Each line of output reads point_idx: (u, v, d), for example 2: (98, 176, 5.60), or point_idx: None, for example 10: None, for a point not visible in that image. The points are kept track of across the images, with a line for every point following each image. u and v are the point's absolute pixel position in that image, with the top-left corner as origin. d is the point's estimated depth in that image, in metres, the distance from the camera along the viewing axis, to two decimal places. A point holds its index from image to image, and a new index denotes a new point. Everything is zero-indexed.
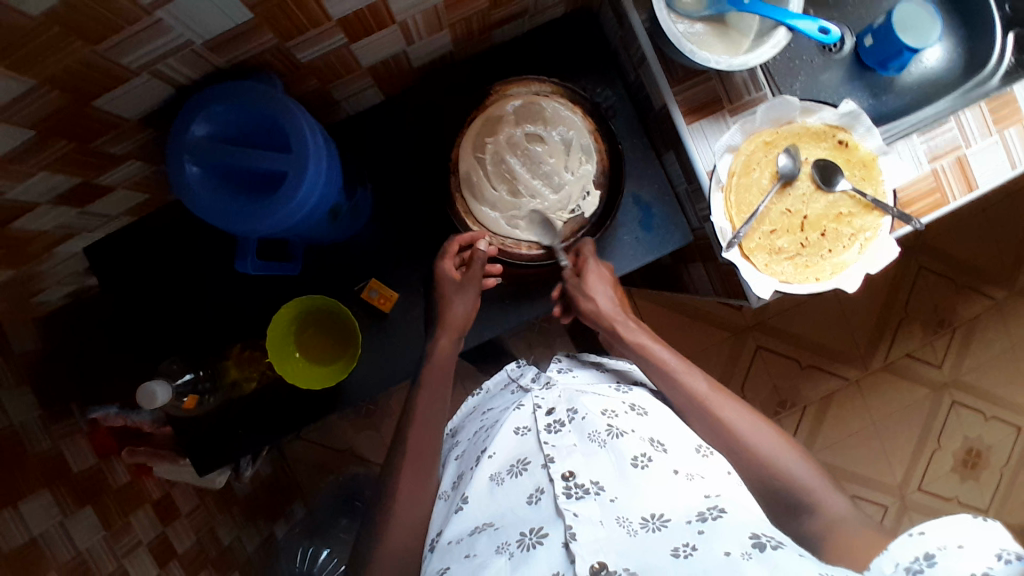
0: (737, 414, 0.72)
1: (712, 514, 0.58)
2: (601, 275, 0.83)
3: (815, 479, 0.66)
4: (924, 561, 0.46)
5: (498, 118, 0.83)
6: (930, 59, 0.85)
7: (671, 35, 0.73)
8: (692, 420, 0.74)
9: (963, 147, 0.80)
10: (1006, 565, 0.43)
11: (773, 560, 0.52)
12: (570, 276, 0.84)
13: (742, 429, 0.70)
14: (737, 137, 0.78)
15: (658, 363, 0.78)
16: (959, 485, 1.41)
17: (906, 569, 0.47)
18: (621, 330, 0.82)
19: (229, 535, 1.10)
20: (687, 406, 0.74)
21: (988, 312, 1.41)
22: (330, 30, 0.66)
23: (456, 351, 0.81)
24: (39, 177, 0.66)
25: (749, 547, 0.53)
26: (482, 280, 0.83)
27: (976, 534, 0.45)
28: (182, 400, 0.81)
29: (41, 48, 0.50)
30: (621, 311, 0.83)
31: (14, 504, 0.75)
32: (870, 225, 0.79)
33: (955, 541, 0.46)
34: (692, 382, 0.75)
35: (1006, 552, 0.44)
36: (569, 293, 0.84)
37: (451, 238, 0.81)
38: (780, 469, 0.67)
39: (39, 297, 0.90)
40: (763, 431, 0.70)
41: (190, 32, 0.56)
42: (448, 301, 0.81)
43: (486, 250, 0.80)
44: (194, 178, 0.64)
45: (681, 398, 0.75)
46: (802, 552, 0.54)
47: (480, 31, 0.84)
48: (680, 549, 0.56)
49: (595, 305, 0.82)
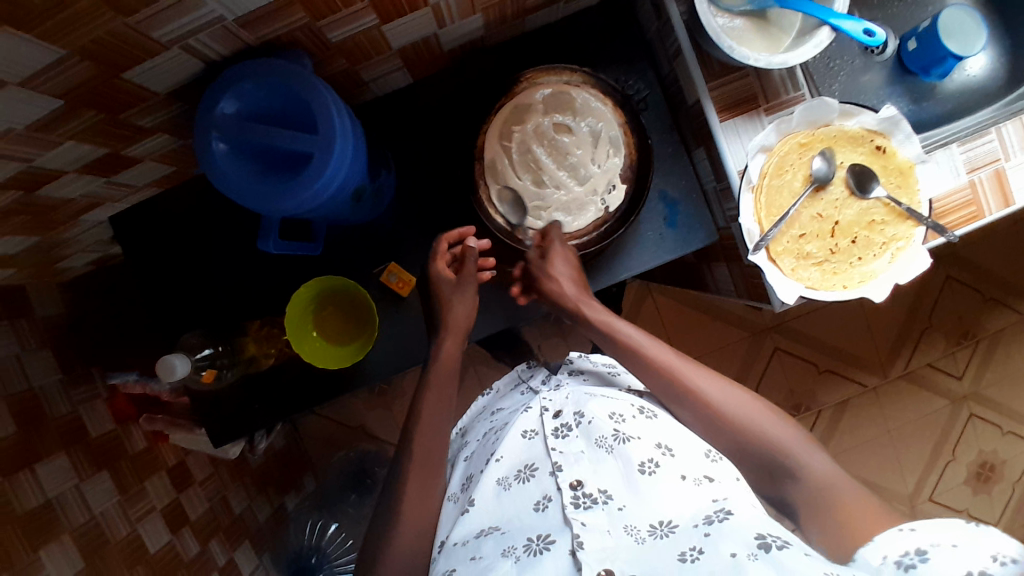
0: (703, 378, 0.72)
1: (719, 517, 0.59)
2: (565, 257, 0.81)
3: (786, 436, 0.67)
4: (915, 556, 0.49)
5: (527, 107, 0.82)
6: (973, 67, 0.82)
7: (710, 29, 0.71)
8: (662, 394, 0.74)
9: (1002, 159, 0.78)
10: (1003, 567, 0.45)
11: (778, 560, 0.51)
12: (535, 257, 0.82)
13: (711, 393, 0.71)
14: (772, 137, 0.76)
15: (623, 342, 0.77)
16: (971, 498, 1.39)
17: (896, 563, 0.50)
18: (586, 309, 0.81)
19: (241, 504, 1.11)
20: (655, 379, 0.74)
21: (1012, 326, 1.38)
22: (362, 11, 0.65)
23: (459, 358, 0.81)
24: (66, 146, 0.66)
25: (754, 548, 0.53)
26: (478, 275, 0.83)
27: (972, 540, 0.48)
28: (199, 374, 0.81)
29: (72, 18, 0.50)
30: (586, 296, 0.82)
31: (31, 466, 0.76)
32: (903, 234, 0.76)
33: (950, 541, 0.48)
34: (658, 353, 0.75)
35: (1003, 555, 0.46)
36: (532, 274, 0.82)
37: (439, 237, 0.82)
38: (756, 431, 0.68)
39: (62, 264, 0.90)
40: (739, 396, 0.71)
41: (222, 8, 0.56)
42: (448, 304, 0.80)
43: (476, 247, 0.82)
44: (221, 155, 0.64)
45: (636, 366, 0.76)
46: (808, 551, 0.54)
47: (513, 17, 0.82)
48: (688, 554, 0.56)
49: (559, 286, 0.80)
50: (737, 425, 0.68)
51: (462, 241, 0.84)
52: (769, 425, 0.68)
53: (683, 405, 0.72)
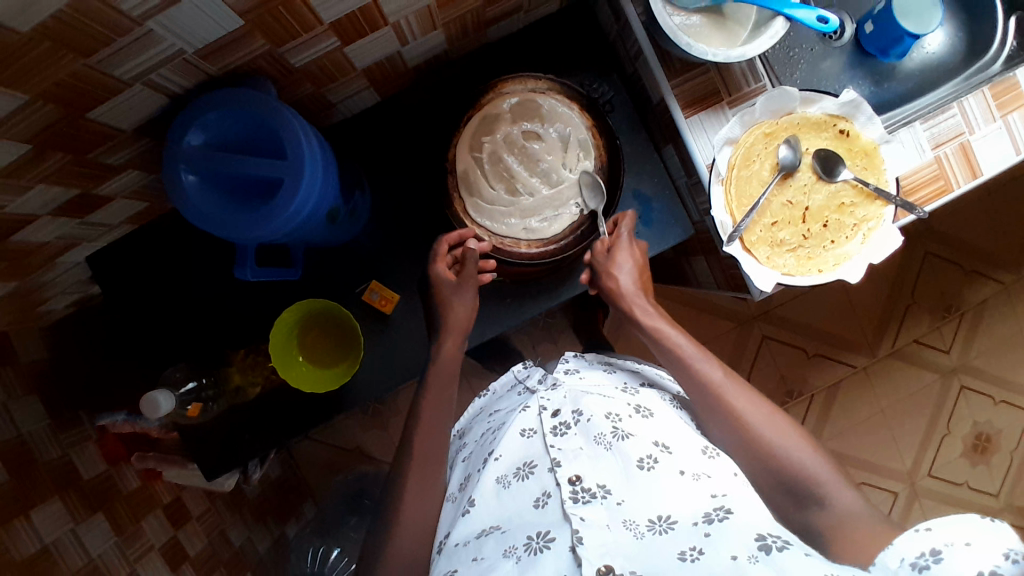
0: (749, 402, 0.70)
1: (718, 515, 0.60)
2: (631, 254, 0.81)
3: (815, 463, 0.65)
4: (929, 557, 0.49)
5: (495, 117, 0.83)
6: (931, 44, 0.84)
7: (667, 29, 0.72)
8: (709, 416, 0.72)
9: (966, 133, 0.79)
10: (1013, 565, 0.45)
11: (779, 562, 0.53)
12: (599, 248, 0.81)
13: (755, 420, 0.69)
14: (736, 129, 0.77)
15: (673, 349, 0.76)
16: (969, 470, 1.41)
17: (911, 565, 0.50)
18: (639, 313, 0.78)
19: (240, 536, 1.11)
20: (696, 391, 0.73)
21: (995, 296, 1.40)
22: (322, 34, 0.66)
23: (461, 355, 0.81)
24: (37, 190, 0.66)
25: (755, 550, 0.55)
26: (478, 277, 0.82)
27: (985, 536, 0.47)
28: (187, 407, 0.82)
29: (33, 63, 0.50)
30: (638, 292, 0.79)
31: (26, 514, 0.75)
32: (873, 214, 0.78)
33: (963, 539, 0.48)
34: (707, 370, 0.73)
35: (1014, 552, 0.46)
36: (594, 266, 0.82)
37: (440, 239, 0.81)
38: (790, 461, 0.66)
39: (43, 307, 0.88)
40: (775, 421, 0.69)
41: (181, 41, 0.56)
42: (448, 302, 0.80)
43: (477, 248, 0.80)
44: (192, 187, 0.64)
45: (682, 375, 0.74)
46: (809, 551, 0.55)
47: (474, 30, 0.83)
48: (687, 553, 0.57)
49: (616, 283, 0.79)
50: (768, 450, 0.67)
51: (462, 243, 0.83)
52: (801, 454, 0.66)
53: (721, 422, 0.71)
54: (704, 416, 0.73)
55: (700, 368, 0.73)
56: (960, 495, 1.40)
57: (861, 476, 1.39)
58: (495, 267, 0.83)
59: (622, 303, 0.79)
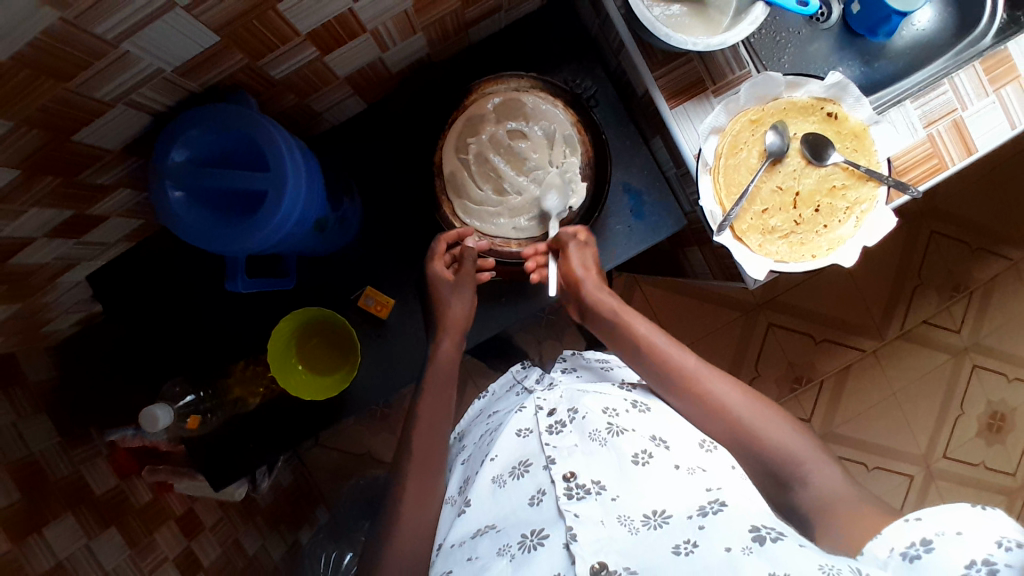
0: (728, 389, 0.70)
1: (713, 508, 0.59)
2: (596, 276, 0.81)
3: (810, 451, 0.65)
4: (921, 547, 0.50)
5: (480, 117, 0.84)
6: (922, 20, 0.83)
7: (645, 20, 0.71)
8: (687, 409, 0.72)
9: (959, 109, 0.77)
10: (1008, 553, 0.46)
11: (772, 554, 0.52)
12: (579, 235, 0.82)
13: (736, 405, 0.69)
14: (722, 117, 0.77)
15: (647, 346, 0.75)
16: (984, 450, 1.39)
17: (901, 555, 0.51)
18: (608, 308, 0.79)
19: (254, 544, 1.13)
20: (677, 387, 0.72)
21: (1004, 273, 1.38)
22: (301, 44, 0.66)
23: (459, 357, 0.81)
24: (31, 214, 0.67)
25: (749, 541, 0.53)
26: (476, 276, 0.82)
27: (979, 525, 0.48)
28: (185, 420, 0.85)
29: (14, 90, 0.51)
30: (601, 287, 0.80)
31: (39, 530, 0.77)
32: (865, 196, 0.77)
33: (954, 527, 0.49)
34: (683, 360, 0.73)
35: (1007, 539, 0.47)
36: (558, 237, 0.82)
37: (438, 238, 0.81)
38: (775, 443, 0.66)
39: (47, 327, 0.90)
40: (754, 404, 0.69)
41: (159, 61, 0.57)
42: (443, 305, 0.81)
43: (475, 247, 0.81)
44: (177, 203, 0.64)
45: (657, 377, 0.73)
46: (804, 542, 0.54)
47: (456, 32, 0.84)
48: (681, 547, 0.56)
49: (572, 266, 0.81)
50: (744, 429, 0.67)
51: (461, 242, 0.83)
52: (777, 433, 0.67)
53: (693, 410, 0.71)
54: (684, 411, 0.72)
55: (658, 349, 0.74)
56: (976, 476, 1.38)
57: (873, 460, 1.38)
58: (493, 268, 0.84)
59: (584, 298, 0.81)
